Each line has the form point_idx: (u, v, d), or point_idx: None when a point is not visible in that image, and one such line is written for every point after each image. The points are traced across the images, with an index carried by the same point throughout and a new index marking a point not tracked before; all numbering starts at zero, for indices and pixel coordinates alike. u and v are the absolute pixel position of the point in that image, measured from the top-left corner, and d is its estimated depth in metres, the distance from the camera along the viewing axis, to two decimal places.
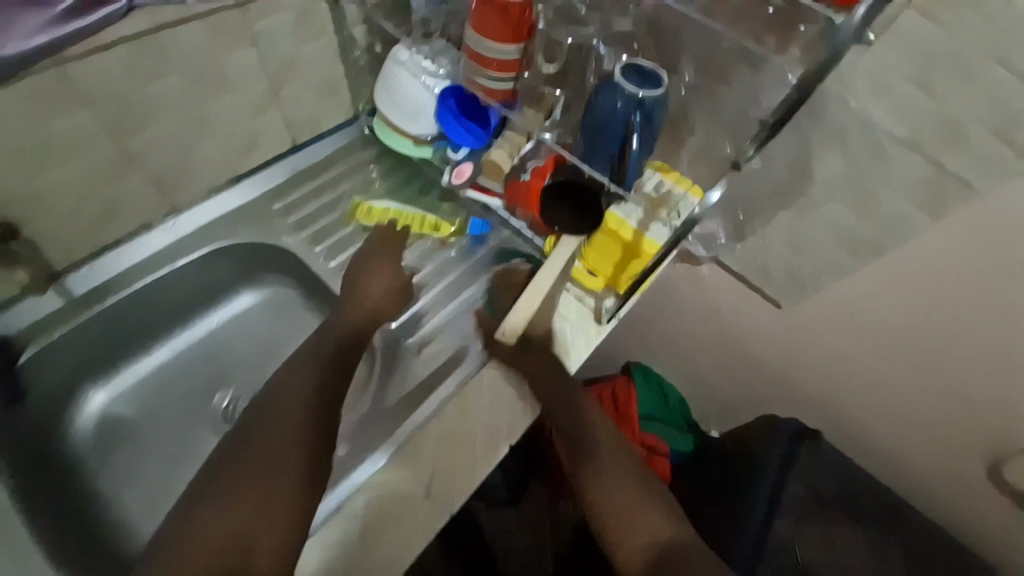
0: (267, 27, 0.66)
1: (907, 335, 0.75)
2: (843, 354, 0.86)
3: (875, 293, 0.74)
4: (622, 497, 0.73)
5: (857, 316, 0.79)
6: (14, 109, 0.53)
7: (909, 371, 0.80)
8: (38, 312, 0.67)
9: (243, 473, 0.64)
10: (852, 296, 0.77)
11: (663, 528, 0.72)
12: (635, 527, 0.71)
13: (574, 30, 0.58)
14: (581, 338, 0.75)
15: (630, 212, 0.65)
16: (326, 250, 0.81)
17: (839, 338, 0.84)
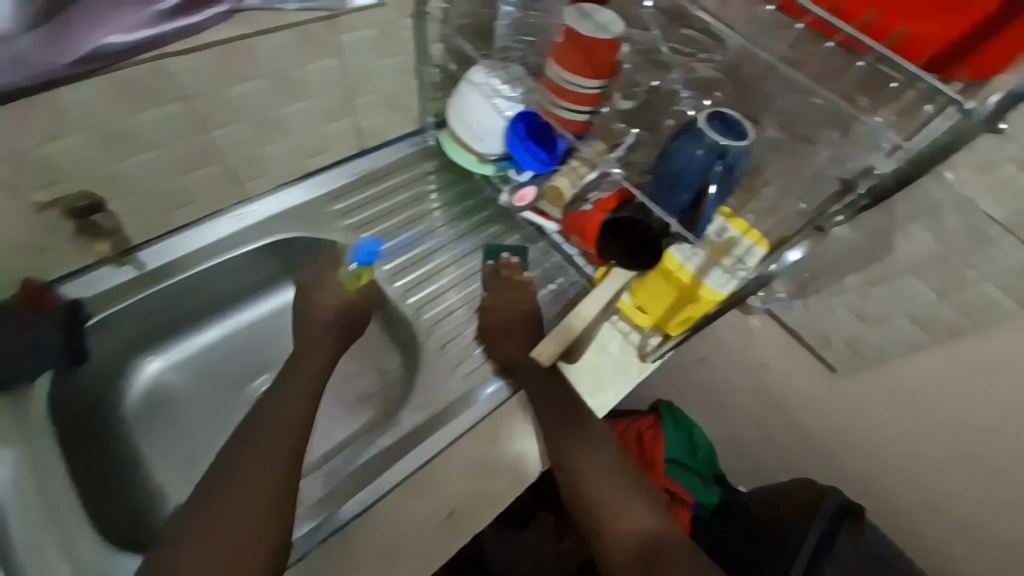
0: (354, 40, 0.68)
1: (979, 428, 0.69)
2: (899, 435, 0.79)
3: (947, 378, 0.68)
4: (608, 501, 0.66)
5: (922, 399, 0.73)
6: (114, 97, 0.55)
7: (975, 466, 0.73)
8: (106, 284, 0.69)
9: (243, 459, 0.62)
10: (919, 378, 0.71)
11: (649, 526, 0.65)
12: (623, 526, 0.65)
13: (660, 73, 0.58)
14: (621, 375, 0.74)
15: (687, 256, 0.61)
16: (378, 254, 0.82)
17: (896, 417, 0.78)
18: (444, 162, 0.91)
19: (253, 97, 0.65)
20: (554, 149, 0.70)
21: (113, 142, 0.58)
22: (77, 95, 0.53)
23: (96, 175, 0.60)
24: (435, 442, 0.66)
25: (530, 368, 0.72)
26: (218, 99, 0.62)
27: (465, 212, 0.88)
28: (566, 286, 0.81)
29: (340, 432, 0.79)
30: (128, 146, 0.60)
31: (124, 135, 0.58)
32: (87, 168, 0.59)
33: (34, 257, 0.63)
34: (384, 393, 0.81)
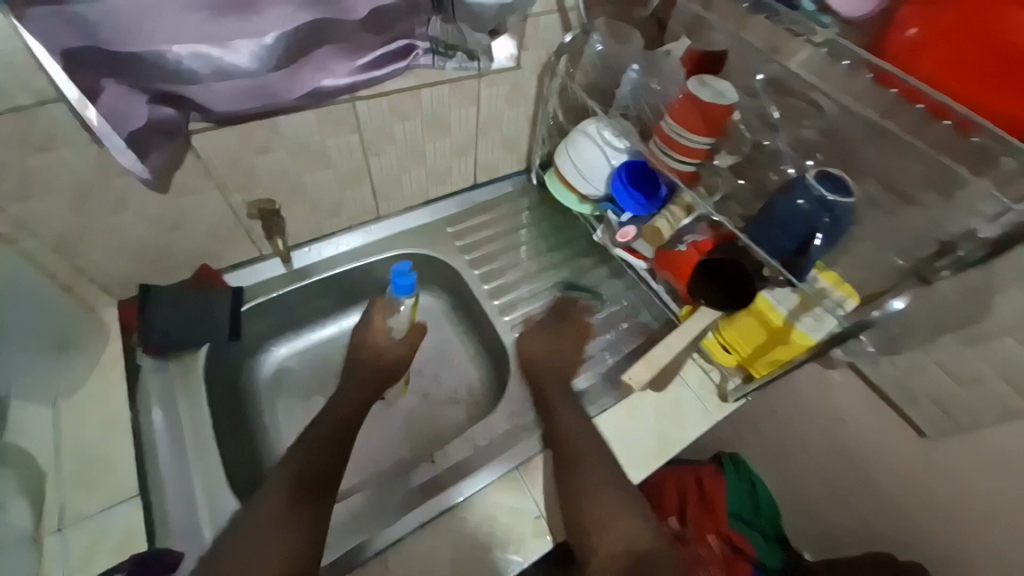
0: (491, 93, 0.82)
1: None
2: (989, 509, 0.74)
3: None
4: (596, 506, 0.64)
5: (1014, 470, 0.69)
6: (314, 125, 0.68)
7: None
8: (264, 275, 0.82)
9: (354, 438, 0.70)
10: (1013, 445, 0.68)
11: (639, 535, 0.63)
12: (609, 533, 0.62)
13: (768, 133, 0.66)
14: (701, 412, 0.76)
15: (781, 301, 0.66)
16: (482, 275, 0.92)
17: (985, 488, 0.74)
18: (543, 199, 1.01)
19: (406, 132, 0.78)
20: (655, 193, 0.78)
21: (302, 160, 0.72)
22: (291, 121, 0.66)
23: (282, 185, 0.73)
24: (526, 450, 0.72)
25: (615, 391, 0.77)
26: (382, 131, 0.75)
27: (559, 245, 0.97)
28: (649, 320, 0.87)
29: (429, 431, 0.86)
30: (309, 164, 0.73)
31: (310, 155, 0.72)
32: (279, 179, 0.72)
33: (216, 247, 0.76)
34: (473, 400, 0.88)
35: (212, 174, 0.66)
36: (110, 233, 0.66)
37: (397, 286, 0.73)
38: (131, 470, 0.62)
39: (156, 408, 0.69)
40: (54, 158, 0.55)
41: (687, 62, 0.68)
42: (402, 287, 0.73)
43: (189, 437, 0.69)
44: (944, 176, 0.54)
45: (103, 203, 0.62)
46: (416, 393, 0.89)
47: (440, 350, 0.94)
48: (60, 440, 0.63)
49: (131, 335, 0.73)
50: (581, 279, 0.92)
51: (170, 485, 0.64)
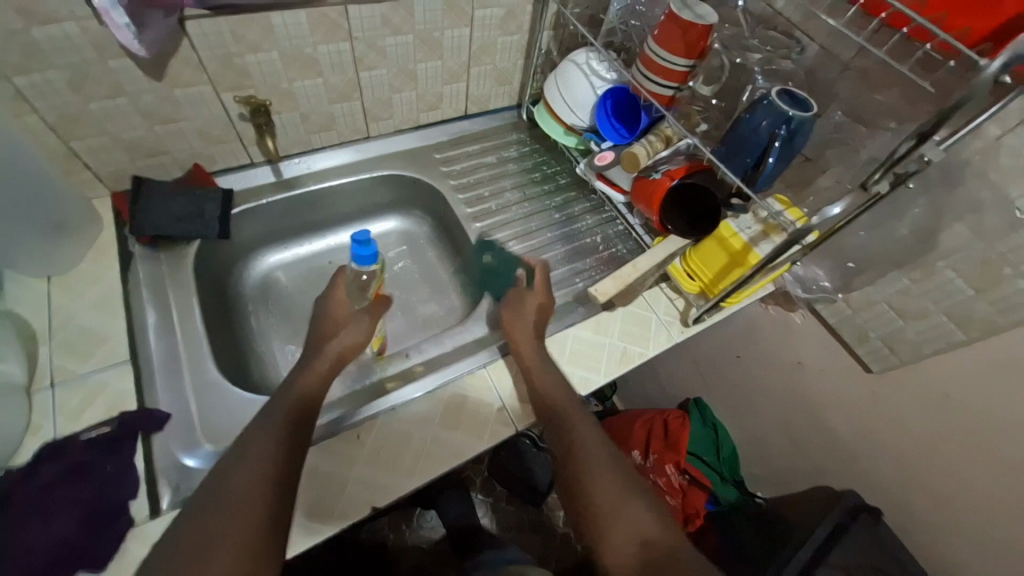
0: (485, 16, 0.83)
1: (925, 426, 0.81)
2: (887, 427, 0.87)
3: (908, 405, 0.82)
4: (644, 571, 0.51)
5: (890, 407, 0.85)
6: (311, 26, 0.70)
7: (952, 452, 0.78)
8: (255, 181, 0.85)
9: (331, 324, 0.73)
10: (898, 393, 0.83)
11: None
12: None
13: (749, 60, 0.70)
14: (662, 330, 0.81)
15: (743, 227, 0.72)
16: (467, 200, 0.95)
17: (882, 409, 0.86)
18: (531, 135, 1.04)
19: (400, 48, 0.80)
20: (636, 124, 0.81)
21: (297, 64, 0.74)
22: (287, 20, 0.68)
23: (277, 89, 0.76)
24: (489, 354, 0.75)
25: (587, 308, 0.82)
26: (375, 43, 0.77)
27: (541, 180, 0.99)
28: (624, 252, 0.91)
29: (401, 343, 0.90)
30: (302, 70, 0.75)
31: (302, 60, 0.74)
32: (274, 82, 0.74)
33: (208, 149, 0.79)
34: (450, 318, 0.93)
35: (207, 68, 0.68)
36: (105, 118, 0.68)
37: (359, 255, 0.73)
38: (123, 340, 0.66)
39: (146, 291, 0.73)
40: (54, 29, 0.57)
41: None
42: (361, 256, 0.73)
43: (181, 321, 0.72)
44: (914, 95, 0.58)
45: (101, 85, 0.64)
46: (398, 308, 0.94)
47: (421, 271, 0.99)
48: (53, 309, 0.67)
49: (124, 225, 0.76)
50: (561, 211, 0.96)
51: (158, 358, 0.68)
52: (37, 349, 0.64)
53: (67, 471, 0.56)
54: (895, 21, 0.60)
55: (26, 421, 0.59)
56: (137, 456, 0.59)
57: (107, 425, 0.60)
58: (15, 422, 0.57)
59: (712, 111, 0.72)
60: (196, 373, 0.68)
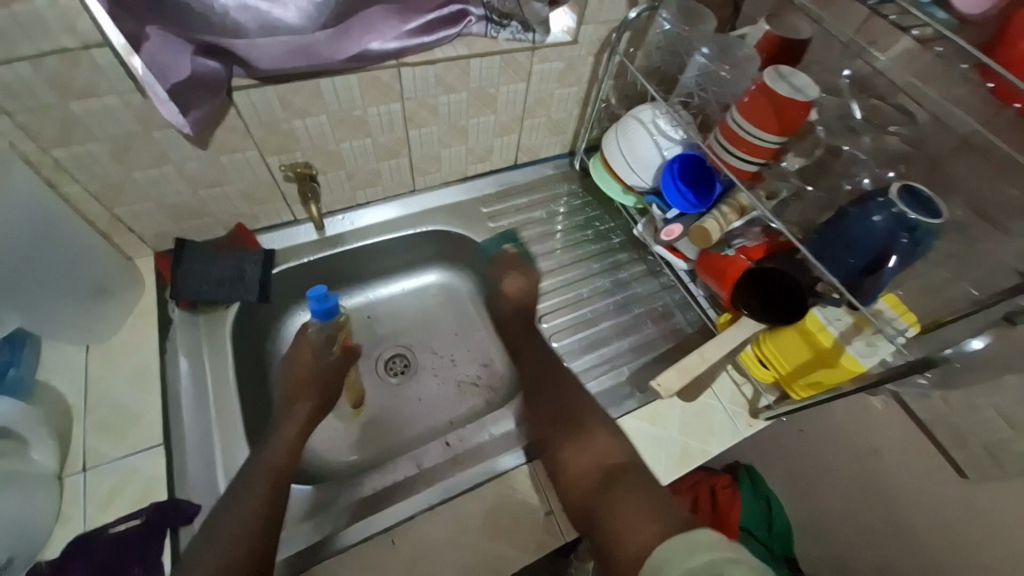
0: (542, 70, 0.76)
1: None
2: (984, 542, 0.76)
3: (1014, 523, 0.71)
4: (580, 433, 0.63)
5: (989, 523, 0.74)
6: (360, 89, 0.66)
7: None
8: (296, 241, 0.82)
9: None
10: (1002, 507, 0.72)
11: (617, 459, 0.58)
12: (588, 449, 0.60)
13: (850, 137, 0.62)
14: (729, 423, 0.73)
15: (831, 320, 0.62)
16: (513, 259, 0.89)
17: (982, 524, 0.75)
18: (583, 187, 0.97)
19: (451, 105, 0.75)
20: (709, 193, 0.72)
21: (343, 126, 0.70)
22: (336, 84, 0.63)
23: (322, 151, 0.72)
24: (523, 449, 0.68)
25: (642, 394, 0.75)
26: (425, 101, 0.72)
27: (593, 237, 0.93)
28: (684, 325, 0.83)
29: (440, 414, 0.85)
30: (350, 131, 0.71)
31: (350, 122, 0.70)
32: (319, 144, 0.70)
33: (250, 209, 0.76)
34: (491, 386, 0.88)
35: (251, 134, 0.65)
36: (148, 185, 0.66)
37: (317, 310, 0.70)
38: (156, 418, 0.64)
39: (183, 361, 0.71)
40: (97, 104, 0.55)
41: (761, 49, 0.65)
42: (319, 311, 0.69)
43: (216, 395, 0.69)
44: None
45: (144, 155, 0.62)
46: (437, 371, 0.89)
47: (461, 330, 0.93)
48: (91, 382, 0.66)
49: (164, 288, 0.74)
50: (616, 274, 0.89)
51: (191, 437, 0.66)
52: (72, 427, 0.62)
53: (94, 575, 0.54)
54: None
55: (57, 511, 0.57)
56: (164, 557, 0.56)
57: (135, 518, 0.57)
58: (45, 514, 0.55)
59: (802, 192, 0.64)
60: (229, 455, 0.66)
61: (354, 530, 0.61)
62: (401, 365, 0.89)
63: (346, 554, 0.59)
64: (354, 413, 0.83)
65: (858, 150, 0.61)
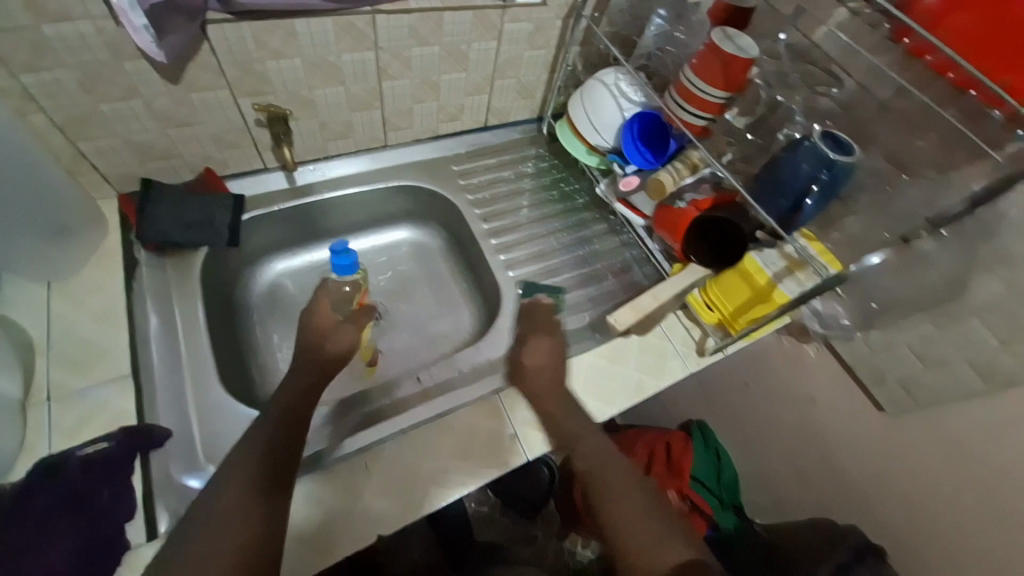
0: (513, 30, 0.80)
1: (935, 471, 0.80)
2: (897, 468, 0.86)
3: (919, 447, 0.81)
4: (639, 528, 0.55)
5: (900, 449, 0.84)
6: (335, 34, 0.67)
7: (963, 495, 0.77)
8: (268, 188, 0.83)
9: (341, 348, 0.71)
10: (911, 434, 0.82)
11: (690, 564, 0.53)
12: (655, 550, 0.54)
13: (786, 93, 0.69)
14: (678, 362, 0.79)
15: (767, 263, 0.68)
16: (483, 215, 0.93)
17: (896, 451, 0.85)
18: (551, 151, 1.02)
19: (425, 59, 0.77)
20: (665, 150, 0.79)
21: (318, 71, 0.71)
22: (312, 27, 0.65)
23: (296, 97, 0.73)
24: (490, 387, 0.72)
25: (602, 336, 0.80)
26: (400, 53, 0.74)
27: (559, 197, 0.97)
28: (641, 276, 0.90)
29: (411, 361, 0.88)
30: (324, 77, 0.72)
31: (325, 68, 0.71)
32: (293, 89, 0.72)
33: (222, 152, 0.76)
34: (459, 337, 0.91)
35: (225, 73, 0.66)
36: (116, 120, 0.65)
37: (340, 265, 0.76)
38: (126, 353, 0.64)
39: (151, 301, 0.70)
40: (66, 28, 0.55)
41: (714, 17, 0.70)
42: (342, 267, 0.76)
43: (186, 334, 0.70)
44: (956, 142, 0.57)
45: (114, 86, 0.61)
46: (409, 322, 0.92)
47: (432, 284, 0.96)
48: (54, 318, 0.65)
49: (130, 229, 0.73)
50: (580, 230, 0.94)
51: (162, 371, 0.66)
52: (34, 360, 0.61)
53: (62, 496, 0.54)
54: (917, 49, 0.59)
55: (21, 439, 0.57)
56: (136, 476, 0.57)
57: (105, 442, 0.57)
58: (9, 441, 0.55)
59: (746, 145, 0.72)
60: (201, 388, 0.67)
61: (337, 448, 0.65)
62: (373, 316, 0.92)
63: (323, 475, 0.62)
64: (367, 372, 0.85)
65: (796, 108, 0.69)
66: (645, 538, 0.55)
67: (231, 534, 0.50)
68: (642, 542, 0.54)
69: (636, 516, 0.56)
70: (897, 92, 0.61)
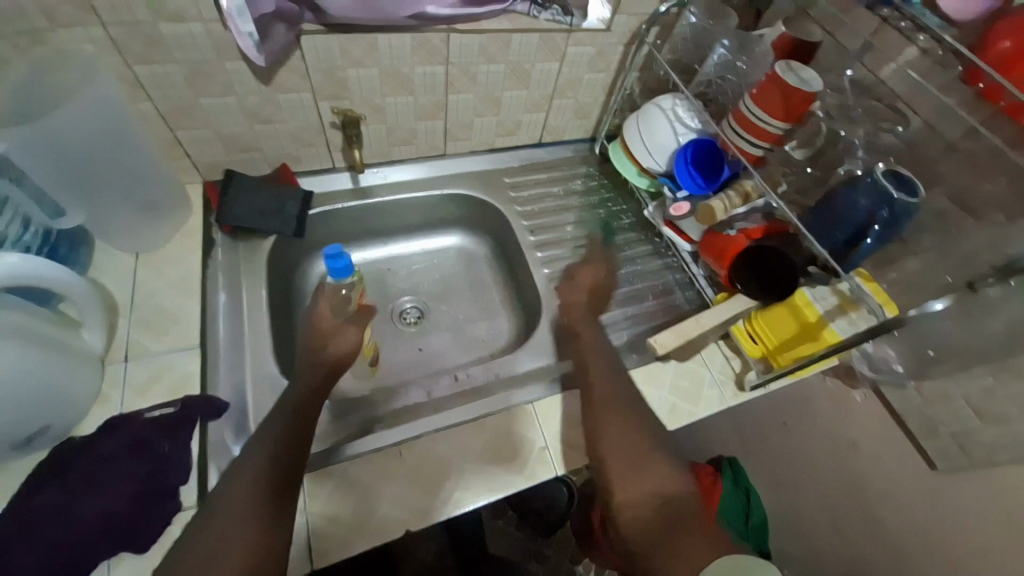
0: (575, 53, 0.84)
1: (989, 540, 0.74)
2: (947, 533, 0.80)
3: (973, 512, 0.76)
4: (628, 467, 0.63)
5: (951, 511, 0.79)
6: (412, 48, 0.73)
7: None
8: (332, 187, 0.88)
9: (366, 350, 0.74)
10: (964, 496, 0.77)
11: (668, 484, 0.62)
12: (641, 477, 0.62)
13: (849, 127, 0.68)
14: (716, 393, 0.78)
15: (818, 298, 0.68)
16: (531, 227, 0.95)
17: (946, 513, 0.79)
18: (601, 171, 1.04)
19: (491, 75, 0.82)
20: (717, 176, 0.79)
21: (392, 81, 0.77)
22: (392, 41, 0.71)
23: (370, 103, 0.79)
24: (516, 395, 0.73)
25: (639, 356, 0.80)
26: (468, 69, 0.79)
27: (606, 217, 0.99)
28: (683, 301, 0.89)
29: (447, 363, 0.91)
30: (395, 87, 0.78)
31: (397, 78, 0.77)
32: (368, 96, 0.78)
33: (297, 149, 0.83)
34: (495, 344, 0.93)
35: (311, 78, 0.72)
36: (212, 113, 0.73)
37: (334, 268, 0.74)
38: (195, 322, 0.70)
39: (221, 278, 0.76)
40: (184, 30, 0.62)
41: (777, 48, 0.70)
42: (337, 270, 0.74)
43: (248, 312, 0.75)
44: None
45: (215, 83, 0.69)
46: (449, 324, 0.95)
47: (474, 290, 0.99)
48: (137, 286, 0.71)
49: (211, 213, 0.80)
50: (624, 250, 0.95)
51: (225, 344, 0.71)
52: (117, 320, 0.68)
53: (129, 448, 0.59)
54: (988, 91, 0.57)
55: (97, 391, 0.63)
56: (193, 441, 0.61)
57: (169, 406, 0.62)
58: (87, 390, 0.61)
59: (803, 176, 0.71)
60: (257, 364, 0.72)
61: (365, 441, 0.66)
62: (416, 315, 0.96)
63: (355, 461, 0.64)
64: (371, 371, 0.86)
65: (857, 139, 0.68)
66: (625, 472, 0.63)
67: (247, 518, 0.54)
68: (635, 473, 0.63)
69: (622, 448, 0.64)
70: (968, 134, 0.60)
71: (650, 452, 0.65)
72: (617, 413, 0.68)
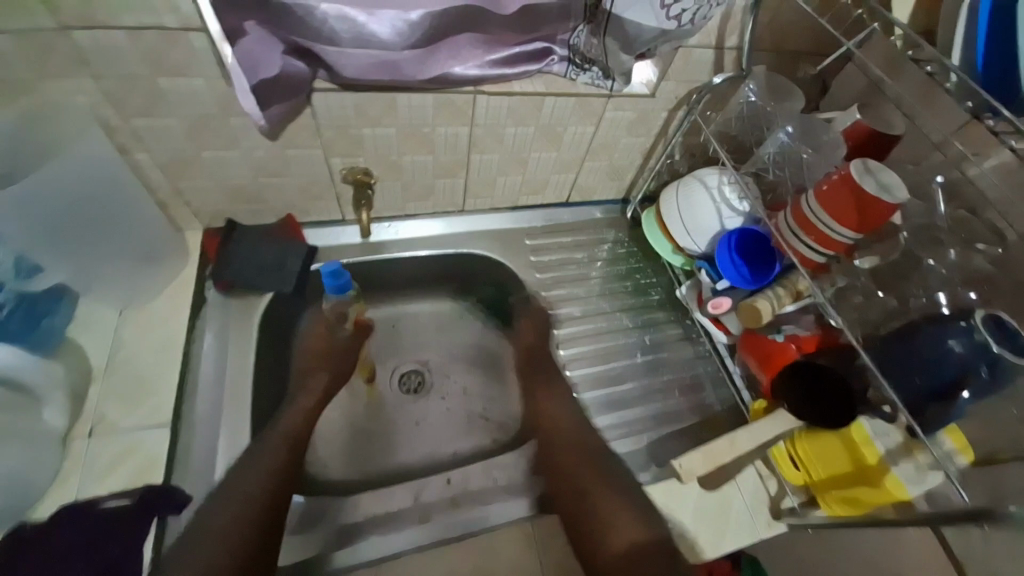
0: (613, 117, 0.76)
1: None
2: None
3: None
4: (604, 508, 0.66)
5: None
6: (431, 109, 0.66)
7: None
8: (340, 240, 0.82)
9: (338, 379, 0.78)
10: None
11: (640, 528, 0.64)
12: (616, 521, 0.65)
13: (930, 244, 0.59)
14: (746, 524, 0.68)
15: (879, 434, 0.61)
16: (550, 299, 0.87)
17: None
18: (631, 237, 0.95)
19: (518, 137, 0.74)
20: (765, 270, 0.70)
21: (409, 141, 0.70)
22: (409, 102, 0.64)
23: (383, 161, 0.72)
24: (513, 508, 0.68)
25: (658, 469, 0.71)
26: (494, 131, 0.72)
27: (633, 291, 0.90)
28: (714, 399, 0.80)
29: (447, 442, 0.83)
30: (416, 145, 0.71)
31: (417, 137, 0.70)
32: (382, 154, 0.71)
33: (303, 202, 0.77)
34: (501, 425, 0.85)
35: (321, 135, 0.66)
36: (214, 165, 0.67)
37: (329, 285, 0.71)
38: (172, 395, 0.64)
39: (206, 344, 0.70)
40: (183, 84, 0.57)
41: (850, 136, 0.62)
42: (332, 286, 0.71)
43: (231, 382, 0.68)
44: None
45: (217, 136, 0.63)
46: (452, 396, 0.87)
47: (486, 358, 0.91)
48: (116, 348, 0.66)
49: (207, 265, 0.74)
50: (653, 332, 0.86)
51: (202, 422, 0.64)
52: (89, 389, 0.63)
53: (75, 547, 0.53)
54: None
55: (58, 472, 0.57)
56: (147, 541, 0.54)
57: (128, 497, 0.56)
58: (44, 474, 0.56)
59: (873, 305, 0.59)
60: (230, 447, 0.64)
61: (343, 556, 0.61)
62: (416, 382, 0.88)
63: None
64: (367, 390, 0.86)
65: (937, 264, 0.58)
66: (615, 518, 0.65)
67: (231, 541, 0.56)
68: (608, 513, 0.66)
69: (599, 482, 0.69)
70: None
71: (617, 478, 0.69)
72: (589, 449, 0.72)
